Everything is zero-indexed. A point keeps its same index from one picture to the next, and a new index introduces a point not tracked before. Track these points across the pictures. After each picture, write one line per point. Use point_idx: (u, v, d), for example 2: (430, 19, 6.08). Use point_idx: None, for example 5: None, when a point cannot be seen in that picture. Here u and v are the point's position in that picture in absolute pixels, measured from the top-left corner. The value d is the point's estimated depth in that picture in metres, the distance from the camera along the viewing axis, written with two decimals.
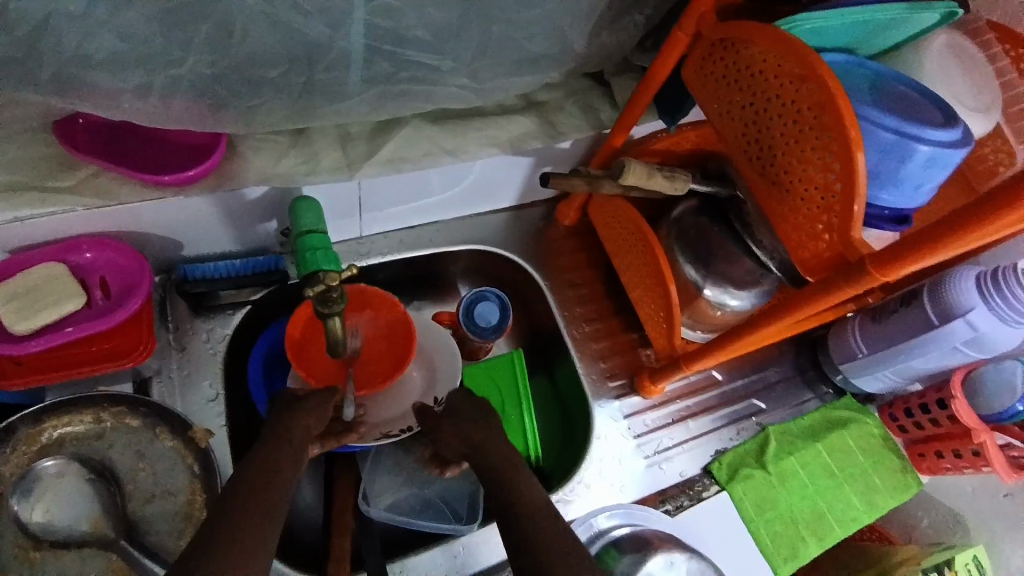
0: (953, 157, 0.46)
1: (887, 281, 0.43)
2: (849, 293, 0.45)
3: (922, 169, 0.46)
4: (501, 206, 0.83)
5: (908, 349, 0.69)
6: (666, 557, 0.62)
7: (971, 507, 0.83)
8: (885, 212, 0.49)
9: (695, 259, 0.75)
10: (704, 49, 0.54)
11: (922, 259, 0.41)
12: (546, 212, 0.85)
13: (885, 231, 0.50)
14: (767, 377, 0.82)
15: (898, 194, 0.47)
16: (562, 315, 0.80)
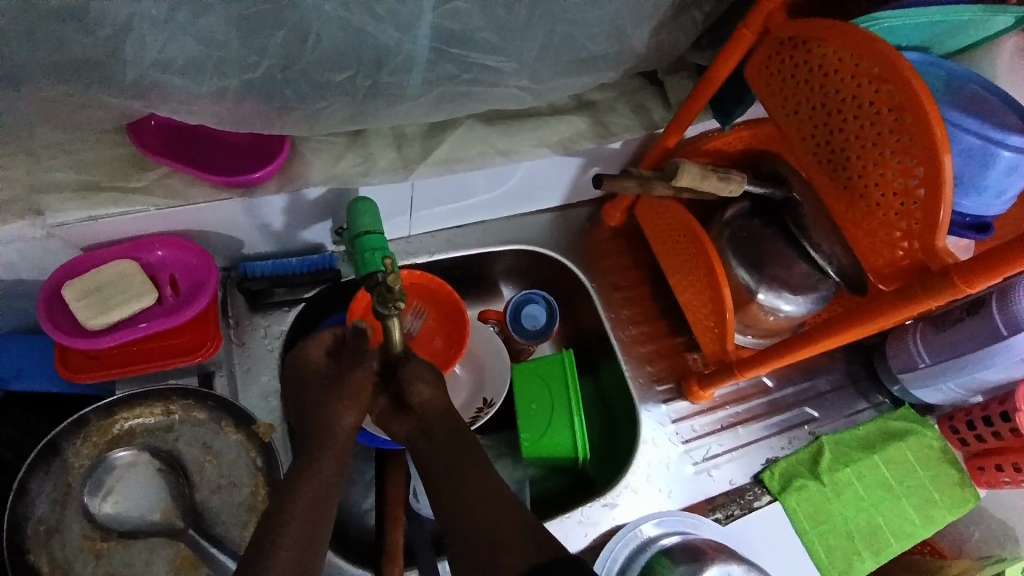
0: None
1: (971, 291, 0.42)
2: (928, 301, 0.44)
3: (1008, 175, 0.44)
4: (547, 207, 0.82)
5: (973, 360, 0.66)
6: (722, 566, 0.60)
7: None
8: (966, 219, 0.47)
9: (745, 262, 0.74)
10: (771, 48, 0.52)
11: (1012, 268, 0.39)
12: (590, 213, 0.84)
13: (963, 239, 0.48)
14: (820, 384, 0.80)
15: (979, 201, 0.46)
16: (608, 316, 0.79)
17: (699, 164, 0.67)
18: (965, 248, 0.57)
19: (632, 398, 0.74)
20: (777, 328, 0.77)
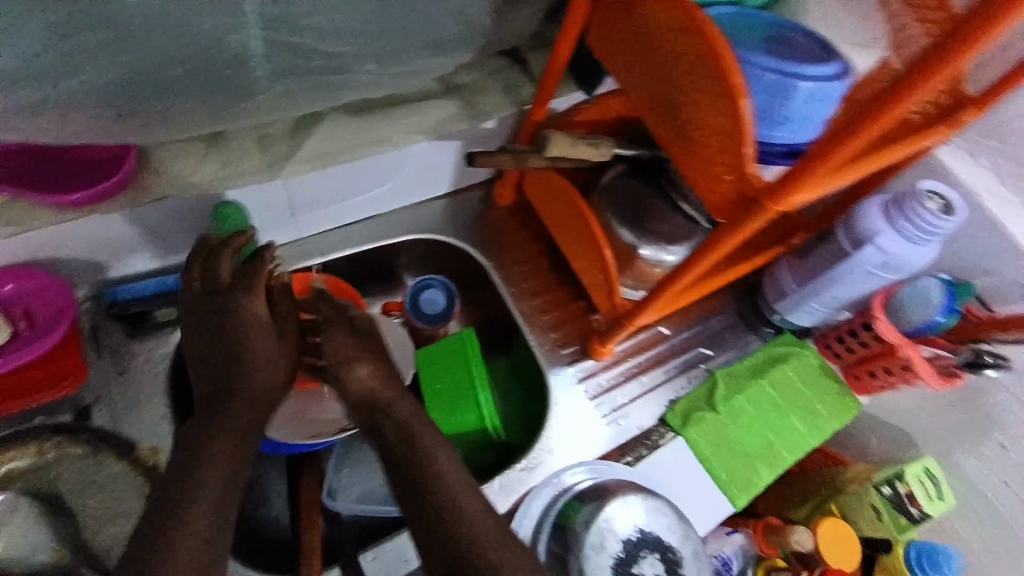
0: (832, 91, 0.49)
1: (782, 210, 0.46)
2: (753, 225, 0.49)
3: (805, 104, 0.49)
4: (439, 194, 0.84)
5: (831, 280, 0.74)
6: (624, 497, 0.60)
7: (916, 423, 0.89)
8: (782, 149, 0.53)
9: (625, 220, 0.78)
10: (607, 13, 0.56)
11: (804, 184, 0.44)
12: (483, 195, 0.87)
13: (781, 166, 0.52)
14: (706, 324, 0.88)
15: (788, 129, 0.50)
16: (509, 292, 0.82)
17: (569, 133, 0.70)
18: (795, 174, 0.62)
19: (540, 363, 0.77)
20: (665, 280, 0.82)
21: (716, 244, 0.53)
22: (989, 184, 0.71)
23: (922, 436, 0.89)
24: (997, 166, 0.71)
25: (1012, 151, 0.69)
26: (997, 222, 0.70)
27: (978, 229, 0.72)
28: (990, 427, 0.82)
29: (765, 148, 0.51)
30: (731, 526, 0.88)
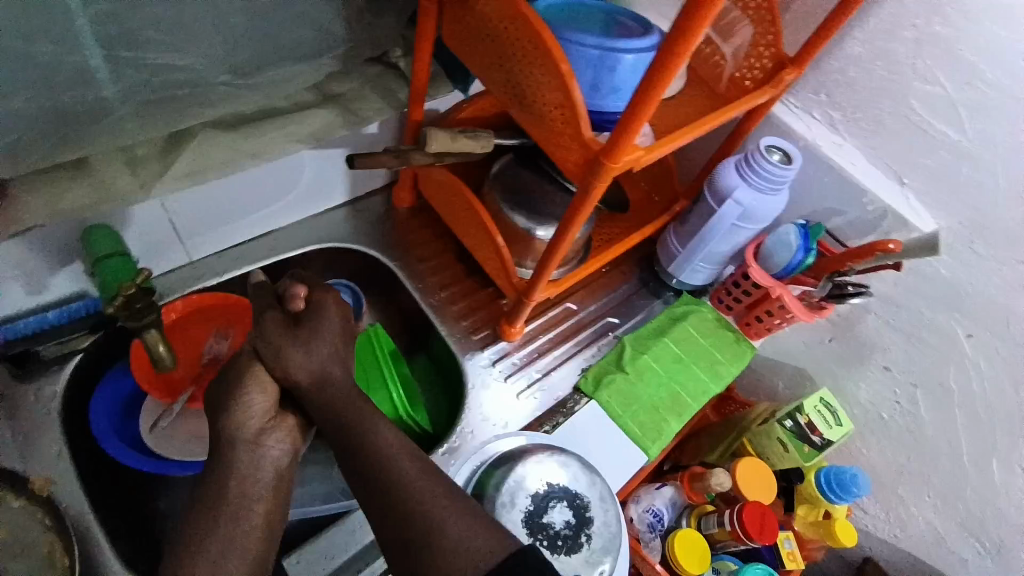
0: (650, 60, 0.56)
1: (619, 166, 0.52)
2: (598, 183, 0.54)
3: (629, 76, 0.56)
4: (337, 203, 0.86)
5: (704, 237, 0.82)
6: (536, 458, 0.66)
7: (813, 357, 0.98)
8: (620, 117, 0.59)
9: (516, 206, 0.81)
10: (452, 13, 0.61)
11: (627, 138, 0.49)
12: (384, 199, 0.90)
13: None
14: (616, 296, 0.94)
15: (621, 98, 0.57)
16: (417, 288, 0.84)
17: (448, 129, 0.74)
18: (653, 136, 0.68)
19: (454, 352, 0.80)
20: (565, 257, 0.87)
21: (568, 229, 0.61)
22: (827, 135, 0.79)
23: (819, 370, 0.99)
24: (829, 116, 0.78)
25: (839, 102, 0.76)
26: (837, 166, 0.78)
27: (824, 174, 0.80)
28: (869, 354, 0.90)
29: (605, 117, 0.57)
30: (662, 481, 0.94)
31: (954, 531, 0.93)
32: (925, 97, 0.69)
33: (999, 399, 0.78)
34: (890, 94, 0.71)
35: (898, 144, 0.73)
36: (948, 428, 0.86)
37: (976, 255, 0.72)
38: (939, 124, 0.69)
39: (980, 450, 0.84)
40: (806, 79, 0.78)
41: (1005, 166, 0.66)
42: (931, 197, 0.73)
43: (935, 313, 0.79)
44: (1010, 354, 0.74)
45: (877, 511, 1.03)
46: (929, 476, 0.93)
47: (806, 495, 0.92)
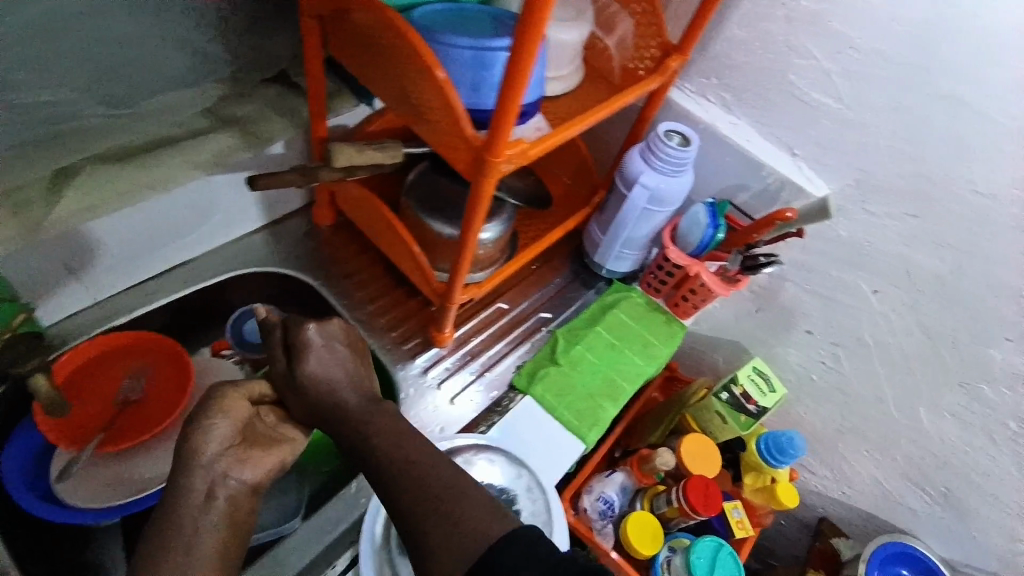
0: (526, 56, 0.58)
1: (502, 158, 0.53)
2: (487, 177, 0.55)
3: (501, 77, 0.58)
4: (255, 228, 0.85)
5: (619, 224, 0.85)
6: (465, 458, 0.71)
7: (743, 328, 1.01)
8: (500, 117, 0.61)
9: (428, 211, 0.81)
10: (331, 27, 0.62)
11: (502, 130, 0.51)
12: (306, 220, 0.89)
13: None
14: (547, 292, 0.96)
15: None
16: (344, 304, 0.83)
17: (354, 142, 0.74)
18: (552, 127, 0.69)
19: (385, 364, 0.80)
20: (490, 258, 0.88)
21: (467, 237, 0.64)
22: (722, 117, 0.83)
23: (752, 340, 1.02)
24: (723, 99, 0.82)
25: (729, 84, 0.80)
26: (735, 145, 0.81)
27: (726, 154, 0.83)
28: (793, 320, 0.94)
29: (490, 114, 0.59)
30: (610, 469, 0.95)
31: (895, 481, 0.97)
32: (802, 71, 0.72)
33: (910, 350, 0.82)
34: (771, 71, 0.75)
35: (786, 118, 0.77)
36: (872, 384, 0.90)
37: (868, 216, 0.76)
38: (818, 95, 0.72)
39: (904, 401, 0.88)
40: (697, 65, 0.82)
41: (880, 129, 0.69)
42: (822, 166, 0.77)
43: (843, 274, 0.83)
44: (913, 306, 0.78)
45: (824, 471, 1.07)
46: (864, 433, 0.96)
47: (750, 463, 0.94)
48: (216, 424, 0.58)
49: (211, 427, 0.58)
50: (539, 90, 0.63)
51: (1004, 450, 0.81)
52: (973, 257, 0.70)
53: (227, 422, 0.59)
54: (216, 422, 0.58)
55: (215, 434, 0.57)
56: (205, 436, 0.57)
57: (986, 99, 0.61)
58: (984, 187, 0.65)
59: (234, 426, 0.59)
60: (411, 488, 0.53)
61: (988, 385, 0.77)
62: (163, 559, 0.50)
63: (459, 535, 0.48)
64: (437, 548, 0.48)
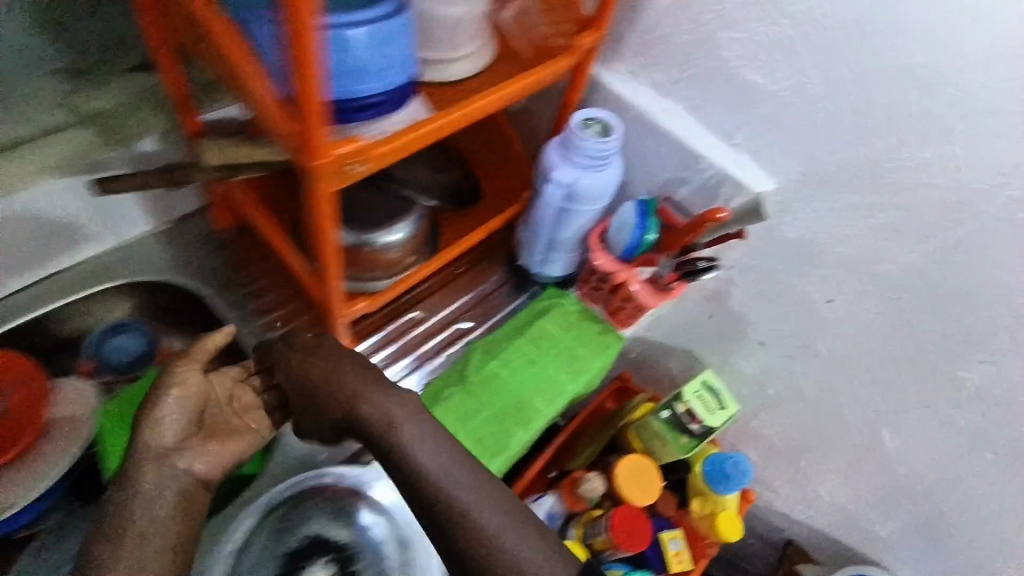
0: (365, 31, 0.49)
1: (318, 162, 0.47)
2: (310, 182, 0.49)
3: (342, 54, 0.49)
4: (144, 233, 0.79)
5: (536, 223, 0.75)
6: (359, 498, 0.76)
7: (696, 336, 0.91)
8: (349, 102, 0.51)
9: (319, 213, 0.73)
10: (179, 18, 0.58)
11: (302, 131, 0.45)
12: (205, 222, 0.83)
13: (358, 119, 0.53)
14: (471, 298, 0.89)
15: (340, 82, 0.50)
16: (235, 316, 0.77)
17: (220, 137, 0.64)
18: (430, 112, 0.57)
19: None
20: (398, 264, 0.79)
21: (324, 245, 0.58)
22: (652, 100, 0.72)
23: (706, 349, 0.91)
24: (654, 80, 0.71)
25: (659, 63, 0.69)
26: (668, 134, 0.71)
27: (660, 144, 0.73)
28: (744, 329, 0.84)
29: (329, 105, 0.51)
30: (536, 493, 0.87)
31: (862, 505, 0.87)
32: (734, 46, 0.62)
33: (868, 362, 0.72)
34: (701, 48, 0.64)
35: (720, 102, 0.66)
36: (830, 400, 0.80)
37: (814, 214, 0.65)
38: (753, 75, 0.62)
39: (865, 420, 0.78)
40: (625, 43, 0.71)
41: (822, 112, 0.59)
42: (762, 156, 0.66)
43: (792, 279, 0.73)
44: (869, 316, 0.68)
45: (786, 491, 0.97)
46: (825, 452, 0.86)
47: (695, 489, 0.86)
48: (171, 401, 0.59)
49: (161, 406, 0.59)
50: (407, 72, 0.54)
51: (980, 477, 0.71)
52: (933, 259, 0.60)
53: (184, 401, 0.60)
54: (171, 400, 0.59)
55: (174, 412, 0.59)
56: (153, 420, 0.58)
57: (938, 74, 0.51)
58: (943, 180, 0.55)
59: (184, 408, 0.60)
60: (429, 501, 0.56)
61: (958, 409, 0.66)
62: (124, 526, 0.54)
63: (516, 568, 0.53)
64: (499, 574, 0.53)
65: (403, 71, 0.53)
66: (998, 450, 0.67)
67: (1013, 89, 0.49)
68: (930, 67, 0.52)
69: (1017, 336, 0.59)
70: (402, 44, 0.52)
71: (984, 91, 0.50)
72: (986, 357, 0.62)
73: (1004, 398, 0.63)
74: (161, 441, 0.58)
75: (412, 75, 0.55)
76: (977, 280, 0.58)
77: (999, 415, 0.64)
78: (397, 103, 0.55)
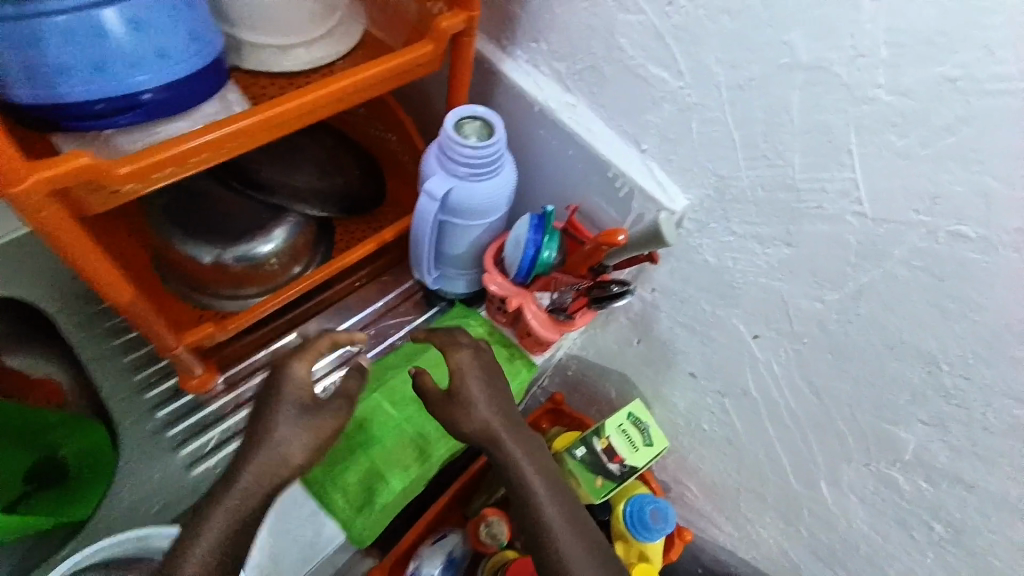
0: (110, 19, 0.38)
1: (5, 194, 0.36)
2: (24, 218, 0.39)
3: (80, 46, 0.38)
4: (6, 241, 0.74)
5: (418, 241, 0.63)
6: None
7: (626, 362, 0.80)
8: (100, 106, 0.41)
9: (174, 222, 0.65)
10: None
11: None
12: None
13: (118, 123, 0.43)
14: (366, 317, 0.78)
15: (80, 80, 0.40)
16: (79, 338, 0.71)
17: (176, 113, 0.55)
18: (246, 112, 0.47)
19: (115, 415, 0.68)
20: (274, 279, 0.69)
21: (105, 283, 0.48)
22: (554, 95, 0.61)
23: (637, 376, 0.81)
24: (556, 71, 0.60)
25: (558, 51, 0.58)
26: (574, 136, 0.60)
27: (567, 147, 0.62)
28: (672, 358, 0.73)
29: (71, 109, 0.41)
30: (447, 527, 0.76)
31: (806, 558, 0.76)
32: (629, 31, 0.50)
33: (800, 409, 0.61)
34: (597, 32, 0.53)
35: (623, 99, 0.55)
36: (765, 444, 0.69)
37: (733, 237, 0.54)
38: (654, 67, 0.50)
39: (801, 469, 0.67)
40: (519, 28, 0.60)
41: (731, 115, 0.47)
42: (672, 165, 0.55)
43: (716, 308, 0.62)
44: (798, 358, 0.57)
45: (730, 532, 0.85)
46: (762, 496, 0.76)
47: (615, 532, 0.76)
48: (296, 413, 0.53)
49: (285, 414, 0.52)
50: (191, 63, 0.44)
51: (927, 552, 0.59)
52: (863, 303, 0.47)
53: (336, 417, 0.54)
54: (316, 410, 0.54)
55: (309, 422, 0.53)
56: (281, 433, 0.52)
57: (863, 71, 0.39)
58: (872, 209, 0.43)
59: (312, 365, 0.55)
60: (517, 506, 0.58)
61: (901, 472, 0.55)
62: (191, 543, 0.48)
63: None
64: None
65: (182, 61, 0.43)
66: (947, 528, 0.55)
67: (958, 92, 0.36)
68: (853, 61, 0.39)
69: (968, 408, 0.46)
70: (173, 29, 0.42)
71: (921, 94, 0.37)
72: (931, 424, 0.49)
73: (952, 474, 0.51)
74: (282, 457, 0.51)
75: (203, 65, 0.45)
76: (919, 334, 0.45)
77: (948, 491, 0.52)
78: (184, 102, 0.45)
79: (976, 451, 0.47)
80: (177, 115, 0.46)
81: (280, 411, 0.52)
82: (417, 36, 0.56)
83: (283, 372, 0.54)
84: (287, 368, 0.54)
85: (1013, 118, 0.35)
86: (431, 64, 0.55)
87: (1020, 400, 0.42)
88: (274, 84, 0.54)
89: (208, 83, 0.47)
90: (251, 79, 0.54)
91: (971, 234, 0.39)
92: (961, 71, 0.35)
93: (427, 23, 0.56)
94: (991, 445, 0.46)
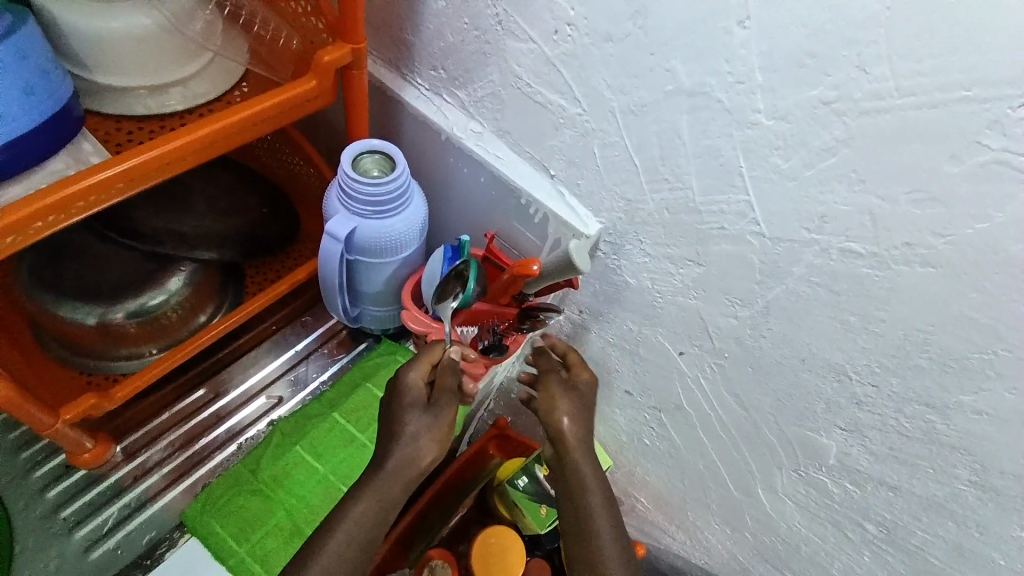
0: None
1: None
2: None
3: None
4: None
5: (328, 285, 0.61)
6: None
7: None
8: None
9: (46, 284, 0.60)
10: None
11: None
12: None
13: None
14: (284, 363, 0.73)
15: None
16: None
17: (128, 133, 0.51)
18: (105, 172, 0.43)
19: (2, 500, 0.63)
20: (174, 330, 0.64)
21: None
22: (460, 121, 0.59)
23: None
24: (458, 98, 0.58)
25: (458, 78, 0.56)
26: (483, 164, 0.58)
27: (477, 173, 0.59)
28: (607, 377, 0.68)
29: None
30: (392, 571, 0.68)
31: (753, 560, 0.72)
32: (523, 58, 0.49)
33: (731, 422, 0.59)
34: (491, 59, 0.52)
35: (525, 124, 0.53)
36: (703, 455, 0.65)
37: (647, 258, 0.52)
38: (551, 94, 0.50)
39: (739, 477, 0.64)
40: (417, 58, 0.58)
41: (629, 140, 0.47)
42: (581, 190, 0.53)
43: (641, 328, 0.58)
44: (721, 373, 0.55)
45: (674, 557, 0.81)
46: (698, 513, 0.73)
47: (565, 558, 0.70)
48: (419, 424, 0.49)
49: (414, 425, 0.49)
50: (28, 119, 0.42)
51: (864, 550, 0.58)
52: (773, 319, 0.47)
53: (449, 404, 0.51)
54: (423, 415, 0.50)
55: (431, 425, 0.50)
56: (410, 435, 0.49)
57: (743, 96, 0.39)
58: (768, 229, 0.43)
59: (423, 374, 0.52)
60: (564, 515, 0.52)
61: (829, 478, 0.54)
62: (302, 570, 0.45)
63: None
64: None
65: (18, 118, 0.42)
66: (879, 528, 0.54)
67: (834, 113, 0.36)
68: (732, 86, 0.39)
69: (880, 414, 0.46)
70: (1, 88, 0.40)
71: (800, 117, 0.37)
72: (849, 431, 0.49)
73: (875, 476, 0.50)
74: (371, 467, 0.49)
75: (42, 119, 0.43)
76: (828, 347, 0.45)
77: (874, 493, 0.52)
78: (29, 159, 0.43)
79: (893, 454, 0.47)
80: (19, 175, 0.44)
81: (402, 416, 0.50)
82: (299, 66, 0.55)
83: (397, 379, 0.53)
84: (400, 374, 0.52)
85: (887, 136, 0.35)
86: (319, 97, 0.54)
87: (931, 406, 0.42)
88: (142, 127, 0.52)
89: (53, 136, 0.45)
90: (114, 124, 0.51)
91: (862, 251, 0.39)
92: (836, 92, 0.35)
93: (306, 53, 0.54)
94: (906, 449, 0.46)
